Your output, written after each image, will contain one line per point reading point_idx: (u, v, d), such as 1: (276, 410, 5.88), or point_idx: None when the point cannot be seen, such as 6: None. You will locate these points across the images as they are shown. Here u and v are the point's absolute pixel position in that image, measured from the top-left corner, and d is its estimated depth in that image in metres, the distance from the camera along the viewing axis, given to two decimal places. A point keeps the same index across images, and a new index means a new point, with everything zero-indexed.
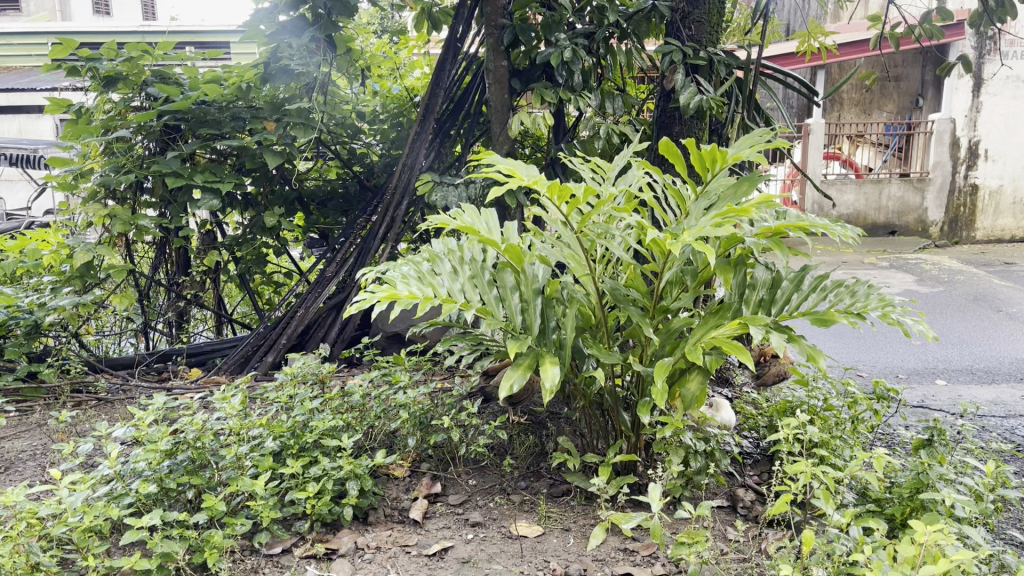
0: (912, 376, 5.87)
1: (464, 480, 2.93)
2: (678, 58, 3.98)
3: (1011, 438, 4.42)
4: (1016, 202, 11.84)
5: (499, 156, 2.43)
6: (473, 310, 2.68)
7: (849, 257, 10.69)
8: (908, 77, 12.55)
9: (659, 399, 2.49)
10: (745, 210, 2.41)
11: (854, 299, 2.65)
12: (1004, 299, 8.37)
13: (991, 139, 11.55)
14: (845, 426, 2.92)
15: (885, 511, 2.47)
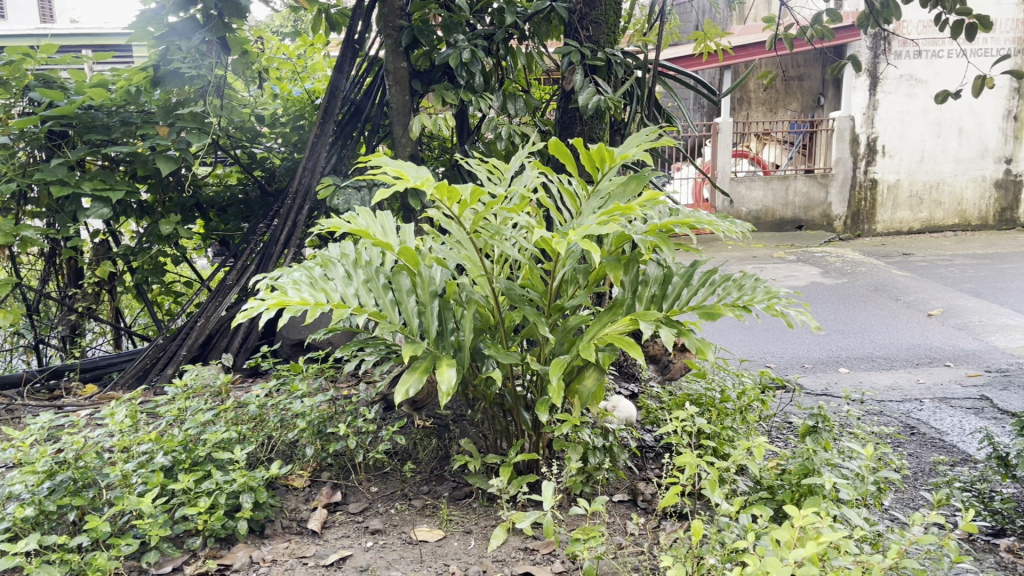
0: (817, 365, 6.07)
1: (366, 487, 2.89)
2: (576, 59, 4.03)
3: (906, 421, 4.62)
4: (913, 195, 12.34)
5: (387, 157, 2.40)
6: (367, 314, 2.65)
7: (759, 251, 10.99)
8: (810, 77, 13.00)
9: (556, 397, 2.52)
10: (630, 209, 2.45)
11: (741, 292, 2.76)
12: (903, 289, 8.71)
13: (888, 135, 12.02)
14: (737, 417, 3.01)
15: (776, 498, 2.53)
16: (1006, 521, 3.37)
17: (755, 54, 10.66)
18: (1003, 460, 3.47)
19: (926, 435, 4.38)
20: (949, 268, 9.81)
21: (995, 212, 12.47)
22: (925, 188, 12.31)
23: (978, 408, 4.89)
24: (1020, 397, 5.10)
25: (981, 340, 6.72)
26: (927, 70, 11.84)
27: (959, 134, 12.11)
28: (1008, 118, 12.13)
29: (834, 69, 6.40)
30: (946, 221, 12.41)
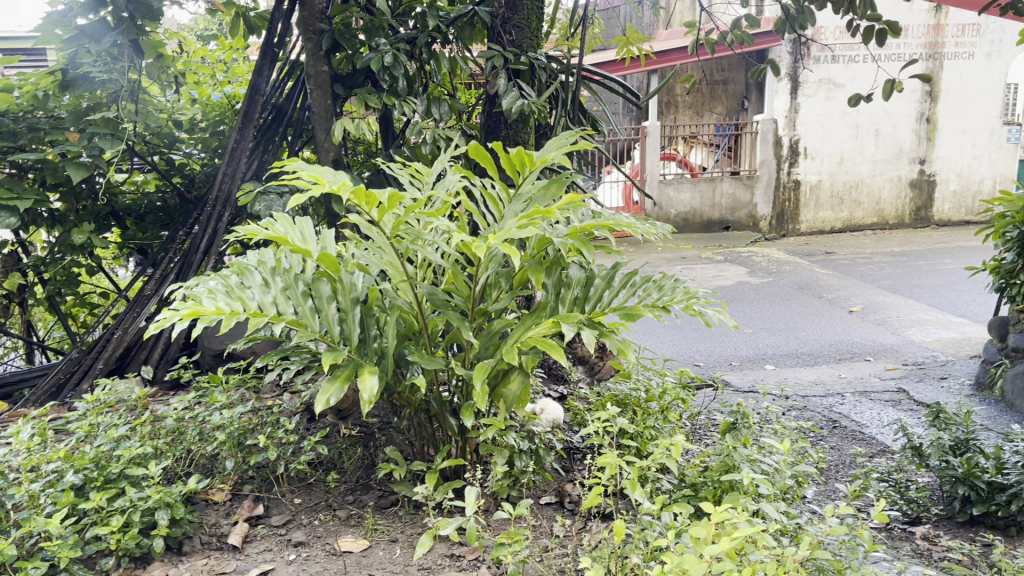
0: (744, 363, 6.20)
1: (289, 499, 2.84)
2: (499, 63, 4.03)
3: (828, 415, 4.76)
4: (834, 195, 12.72)
5: (302, 162, 2.37)
6: (285, 322, 2.60)
7: (688, 252, 11.19)
8: (734, 81, 13.30)
9: (481, 401, 2.51)
10: (550, 212, 2.46)
11: (661, 293, 2.82)
12: (826, 287, 8.97)
13: (809, 137, 12.35)
14: (660, 416, 3.06)
15: (699, 495, 2.57)
16: (921, 510, 3.50)
17: (676, 59, 10.87)
18: (917, 451, 3.61)
19: (847, 429, 4.51)
20: (869, 265, 10.15)
21: (910, 211, 12.97)
22: (845, 188, 12.70)
23: (896, 400, 5.06)
24: (935, 389, 5.30)
25: (898, 334, 6.97)
26: (844, 74, 12.21)
27: (876, 136, 12.53)
28: (920, 121, 12.61)
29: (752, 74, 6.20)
30: (865, 220, 12.85)
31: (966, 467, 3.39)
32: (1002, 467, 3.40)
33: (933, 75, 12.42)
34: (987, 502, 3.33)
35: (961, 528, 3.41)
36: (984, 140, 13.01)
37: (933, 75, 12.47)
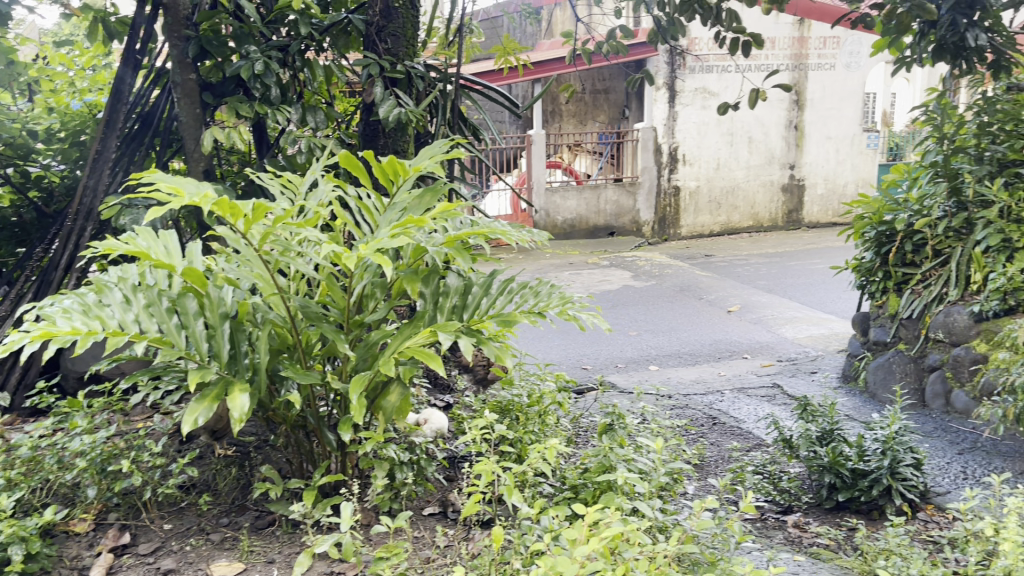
0: (629, 364, 6.35)
1: (158, 525, 2.72)
2: (375, 72, 3.99)
3: (708, 412, 4.92)
4: (712, 200, 13.20)
5: (161, 174, 2.29)
6: (149, 341, 2.49)
7: (575, 258, 11.37)
8: (614, 90, 13.64)
9: (358, 414, 2.47)
10: (422, 221, 2.46)
11: (537, 299, 2.86)
12: (705, 288, 9.29)
13: (687, 144, 12.78)
14: (539, 421, 3.12)
15: (580, 496, 2.61)
16: (793, 499, 3.66)
17: (553, 69, 11.10)
18: (788, 443, 3.76)
19: (725, 425, 4.68)
20: (745, 267, 10.59)
21: (783, 214, 13.62)
22: (722, 194, 13.20)
23: (771, 395, 5.29)
24: (805, 383, 5.57)
25: (773, 332, 7.29)
26: (718, 84, 12.71)
27: (749, 143, 13.10)
28: (789, 128, 13.27)
29: (641, 76, 6.13)
30: (741, 224, 13.40)
31: (831, 457, 3.58)
32: (863, 454, 3.58)
33: (799, 85, 13.11)
34: (851, 488, 3.53)
35: (830, 514, 3.57)
36: (847, 146, 13.79)
37: (799, 85, 13.16)
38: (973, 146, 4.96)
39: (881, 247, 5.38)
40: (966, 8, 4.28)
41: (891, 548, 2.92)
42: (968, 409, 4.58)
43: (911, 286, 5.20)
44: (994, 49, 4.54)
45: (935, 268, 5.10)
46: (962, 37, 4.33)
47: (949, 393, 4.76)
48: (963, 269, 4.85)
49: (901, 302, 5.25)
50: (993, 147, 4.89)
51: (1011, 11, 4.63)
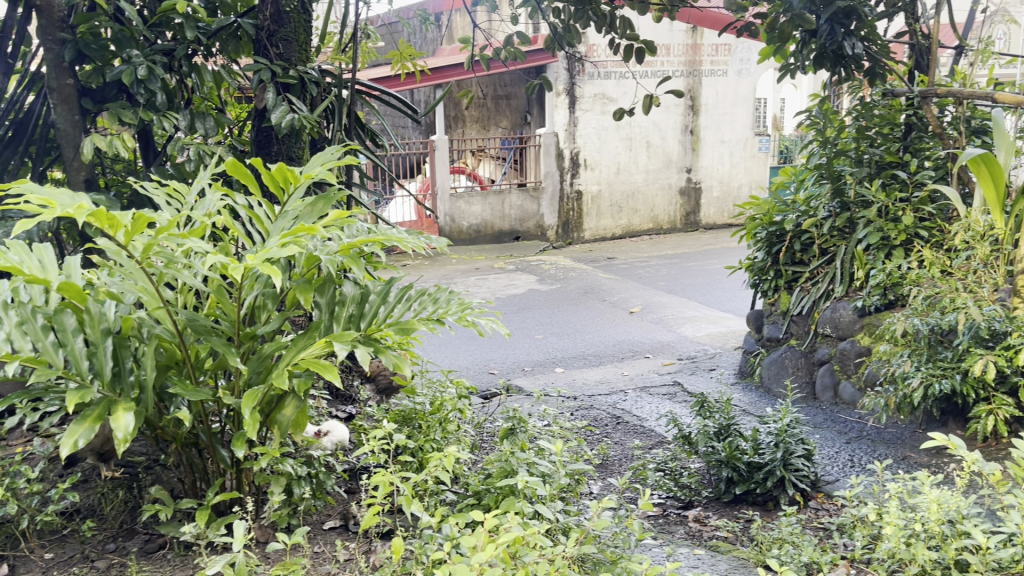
0: (536, 367, 6.40)
1: (39, 555, 2.57)
2: (266, 77, 3.88)
3: (612, 412, 5.00)
4: (614, 204, 13.43)
5: (31, 184, 2.17)
6: (22, 360, 2.35)
7: (480, 263, 11.39)
8: (516, 96, 13.74)
9: (251, 430, 2.39)
10: (313, 230, 2.40)
11: (436, 305, 2.84)
12: (608, 290, 9.45)
13: (588, 149, 12.98)
14: (440, 429, 3.10)
15: (482, 502, 2.61)
16: (693, 495, 3.75)
17: (449, 76, 11.10)
18: (687, 440, 3.87)
19: (628, 424, 4.76)
20: (647, 268, 10.83)
21: (681, 217, 14.00)
22: (623, 197, 13.46)
23: (672, 393, 5.42)
24: (704, 380, 5.73)
25: (673, 332, 7.47)
26: (616, 90, 12.96)
27: (648, 148, 13.40)
28: (685, 133, 13.65)
29: (542, 79, 6.10)
30: (642, 227, 13.70)
31: (728, 451, 3.69)
32: (758, 447, 3.69)
33: (694, 91, 13.51)
34: (747, 481, 3.64)
35: (728, 507, 3.67)
36: (740, 150, 14.28)
37: (693, 91, 13.56)
38: (853, 149, 5.19)
39: (771, 247, 5.57)
40: (842, 18, 4.47)
41: (784, 537, 3.04)
42: (854, 399, 4.80)
43: (800, 283, 5.42)
44: (869, 57, 4.77)
45: (822, 266, 5.33)
46: (841, 45, 4.53)
47: (837, 385, 4.98)
48: (847, 266, 5.08)
49: (791, 300, 5.46)
50: (872, 149, 5.14)
51: (884, 20, 4.87)
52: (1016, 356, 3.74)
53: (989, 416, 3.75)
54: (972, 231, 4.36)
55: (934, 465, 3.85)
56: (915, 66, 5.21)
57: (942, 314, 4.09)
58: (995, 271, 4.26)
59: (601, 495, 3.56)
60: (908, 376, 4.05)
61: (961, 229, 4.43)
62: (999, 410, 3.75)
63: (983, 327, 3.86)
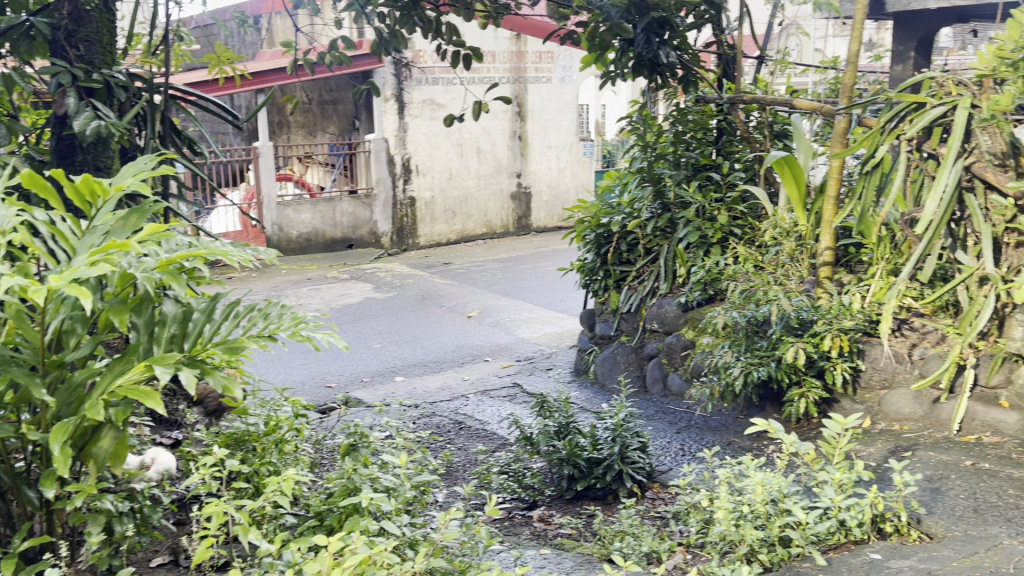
0: (375, 377, 6.28)
1: None
2: (66, 81, 3.56)
3: (454, 418, 5.00)
4: (447, 209, 13.45)
5: None
6: None
7: (312, 273, 11.08)
8: (343, 101, 13.47)
9: (63, 467, 2.18)
10: (126, 246, 2.24)
11: (267, 321, 2.72)
12: (445, 296, 9.45)
13: (419, 155, 12.93)
14: (276, 451, 2.96)
15: (325, 523, 2.52)
16: (537, 494, 3.79)
17: (271, 80, 10.74)
18: (529, 440, 3.92)
19: (470, 428, 4.77)
20: (482, 272, 10.93)
21: (513, 221, 14.23)
22: (456, 203, 13.50)
23: (512, 395, 5.48)
24: (543, 379, 5.84)
25: (510, 334, 7.57)
26: (444, 96, 13.01)
27: (478, 153, 13.53)
28: (513, 138, 13.91)
29: (369, 85, 5.98)
30: (476, 231, 13.80)
31: (568, 449, 3.76)
32: (596, 442, 3.79)
33: (520, 97, 13.80)
34: (588, 477, 3.74)
35: (570, 504, 3.75)
36: (567, 154, 14.71)
37: (519, 97, 13.85)
38: (671, 152, 5.45)
39: (599, 248, 5.71)
40: (656, 28, 4.73)
41: (625, 529, 3.14)
42: (683, 390, 5.04)
43: (628, 282, 5.65)
44: (681, 65, 5.05)
45: (647, 265, 5.58)
46: (657, 54, 4.76)
47: (666, 377, 5.21)
48: (670, 265, 5.33)
49: (620, 298, 5.67)
50: (688, 153, 5.43)
51: (694, 31, 5.17)
52: (822, 341, 4.12)
53: (801, 399, 4.08)
54: (780, 228, 4.73)
55: (755, 448, 4.12)
56: (723, 74, 5.56)
57: (757, 307, 4.37)
58: (800, 264, 4.61)
59: (448, 504, 3.53)
60: (729, 366, 4.31)
61: (770, 227, 4.77)
62: (809, 392, 4.10)
63: (793, 316, 4.19)
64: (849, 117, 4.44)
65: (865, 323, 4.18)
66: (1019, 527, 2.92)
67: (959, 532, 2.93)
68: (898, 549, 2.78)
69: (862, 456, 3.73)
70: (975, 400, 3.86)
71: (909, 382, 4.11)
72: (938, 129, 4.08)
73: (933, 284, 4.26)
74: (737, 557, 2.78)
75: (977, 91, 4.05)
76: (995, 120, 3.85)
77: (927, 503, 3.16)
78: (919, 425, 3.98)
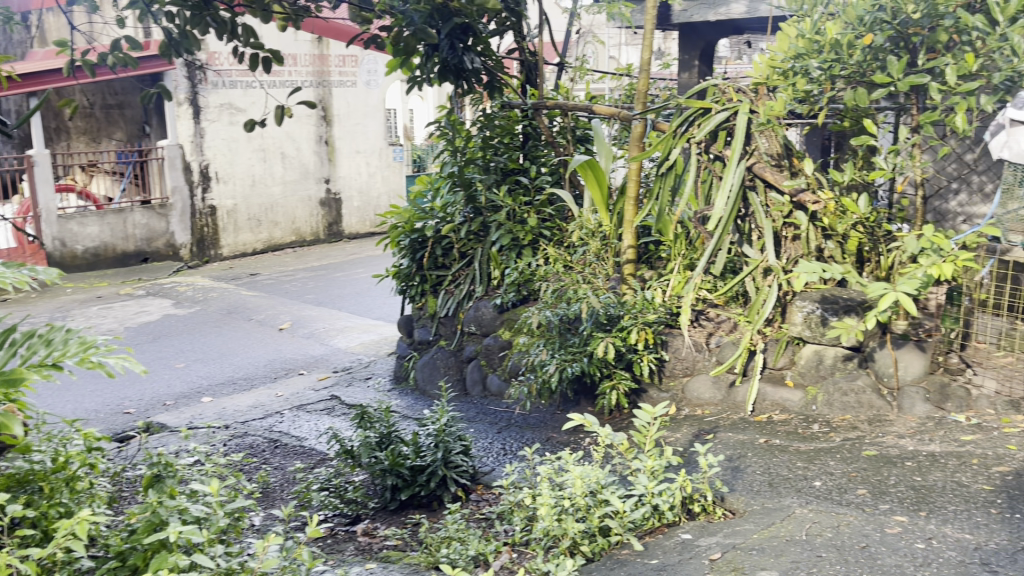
0: (179, 400, 5.89)
1: None
2: None
3: (268, 436, 4.79)
4: (251, 217, 12.87)
5: None
6: None
7: (103, 290, 10.25)
8: (130, 105, 12.57)
9: None
10: None
11: (50, 348, 2.46)
12: (254, 308, 9.05)
13: (218, 162, 12.30)
14: (66, 490, 2.70)
15: (127, 564, 2.33)
16: (360, 507, 3.70)
17: (46, 82, 9.83)
18: (350, 454, 3.81)
19: (287, 446, 4.59)
20: (293, 282, 10.56)
21: (324, 228, 13.86)
22: (261, 211, 12.96)
23: (330, 408, 5.33)
24: (361, 390, 5.72)
25: (325, 345, 7.36)
26: (244, 100, 12.47)
27: (283, 159, 13.08)
28: (319, 143, 13.56)
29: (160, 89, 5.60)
30: (284, 239, 13.33)
31: (390, 459, 3.70)
32: (419, 450, 3.75)
33: (324, 101, 13.49)
34: (411, 485, 3.69)
35: (394, 514, 3.70)
36: (376, 159, 14.53)
37: (324, 101, 13.54)
38: (479, 157, 5.51)
39: (414, 253, 5.67)
40: (459, 34, 4.80)
41: (450, 535, 3.12)
42: (502, 390, 5.11)
43: (445, 286, 5.63)
44: (486, 71, 5.15)
45: (462, 268, 5.62)
46: (461, 60, 4.84)
47: (485, 378, 5.24)
48: (484, 268, 5.43)
49: (436, 302, 5.65)
50: (496, 158, 5.52)
51: (497, 37, 5.27)
52: (628, 335, 4.31)
53: (613, 391, 4.26)
54: (585, 229, 4.92)
55: (572, 442, 4.26)
56: (526, 80, 5.69)
57: (568, 305, 4.52)
58: (606, 262, 4.83)
59: (266, 528, 3.39)
60: (545, 363, 4.42)
61: (577, 228, 4.95)
62: (619, 384, 4.29)
63: (601, 313, 4.36)
64: (644, 122, 4.69)
65: (666, 316, 4.44)
66: (807, 496, 3.20)
67: (757, 506, 3.17)
68: (706, 527, 2.99)
69: (670, 441, 3.96)
70: (765, 381, 4.20)
71: (708, 369, 4.39)
72: (722, 134, 4.43)
73: (724, 276, 4.60)
74: (561, 551, 2.86)
75: (754, 97, 4.39)
76: (770, 124, 4.23)
77: (729, 481, 3.40)
78: (718, 409, 4.25)
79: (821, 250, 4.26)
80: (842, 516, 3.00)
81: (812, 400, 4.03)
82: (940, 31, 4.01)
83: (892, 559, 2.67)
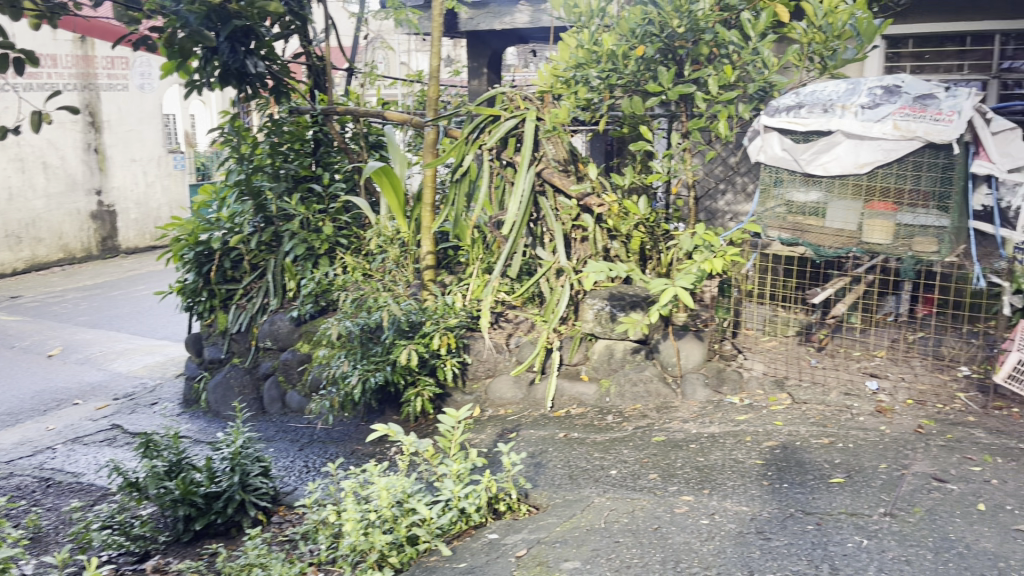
0: None
1: None
2: None
3: (38, 475, 4.33)
4: (8, 236, 11.48)
5: None
6: None
7: None
8: None
9: None
10: None
11: None
12: (15, 334, 8.17)
13: None
14: None
15: None
16: (149, 542, 3.43)
17: None
18: (135, 486, 3.50)
19: (61, 484, 4.18)
20: (62, 303, 9.64)
21: (97, 243, 12.77)
22: (20, 227, 11.61)
23: (110, 438, 4.91)
24: (146, 417, 5.33)
25: (103, 370, 6.78)
26: None
27: (44, 169, 11.87)
28: (88, 151, 12.52)
29: None
30: (49, 258, 12.06)
31: (182, 487, 3.44)
32: (213, 475, 3.54)
33: (93, 107, 12.52)
34: (206, 514, 3.49)
35: (188, 546, 3.47)
36: (155, 168, 13.66)
37: (91, 106, 12.53)
38: (268, 164, 5.29)
39: (200, 267, 5.35)
40: (241, 36, 4.60)
41: (251, 561, 2.95)
42: (303, 406, 4.94)
43: (235, 301, 5.36)
44: (271, 75, 4.99)
45: (254, 281, 5.38)
46: (243, 63, 4.62)
47: (284, 396, 5.04)
48: (278, 279, 5.21)
49: (227, 318, 5.37)
50: (286, 165, 5.31)
51: (281, 41, 5.09)
52: (431, 341, 4.30)
53: (416, 398, 4.25)
54: (383, 236, 4.83)
55: (378, 453, 4.20)
56: (314, 85, 5.57)
57: (368, 314, 4.41)
58: (405, 269, 4.80)
59: None
60: (347, 375, 4.31)
61: (374, 235, 4.86)
62: (423, 390, 4.28)
63: (403, 320, 4.31)
64: (436, 128, 4.71)
65: (467, 319, 4.51)
66: (604, 485, 3.35)
67: (559, 499, 3.27)
68: (511, 525, 3.06)
69: (475, 443, 4.01)
70: (562, 377, 4.35)
71: (509, 369, 4.46)
72: (512, 140, 4.56)
73: (520, 279, 4.73)
74: (369, 565, 2.81)
75: (541, 105, 4.70)
76: (556, 131, 4.40)
77: (531, 477, 3.49)
78: (519, 408, 4.32)
79: (607, 250, 4.50)
80: (635, 500, 3.18)
81: (606, 392, 4.21)
82: (701, 44, 4.38)
83: (681, 536, 2.86)
